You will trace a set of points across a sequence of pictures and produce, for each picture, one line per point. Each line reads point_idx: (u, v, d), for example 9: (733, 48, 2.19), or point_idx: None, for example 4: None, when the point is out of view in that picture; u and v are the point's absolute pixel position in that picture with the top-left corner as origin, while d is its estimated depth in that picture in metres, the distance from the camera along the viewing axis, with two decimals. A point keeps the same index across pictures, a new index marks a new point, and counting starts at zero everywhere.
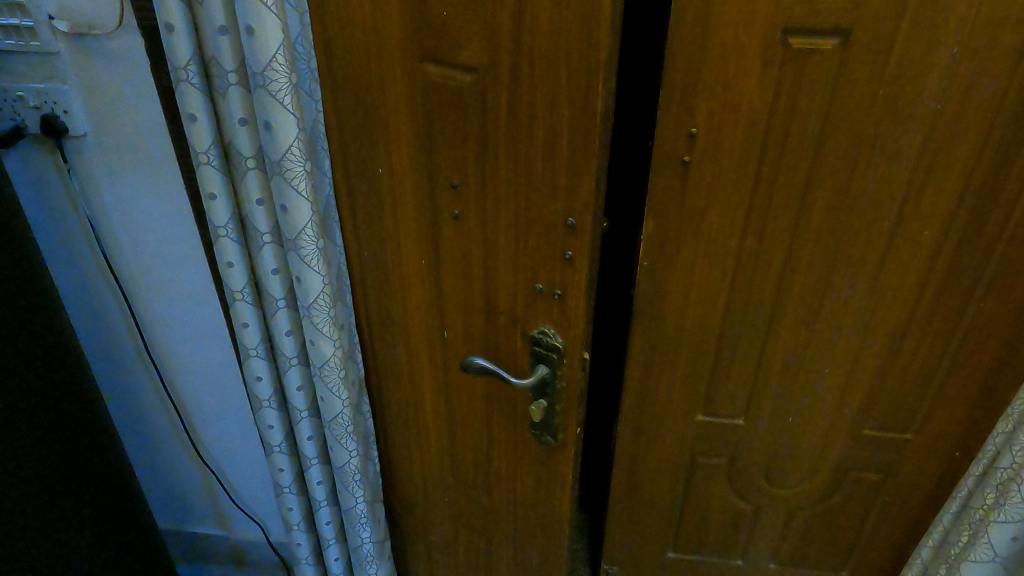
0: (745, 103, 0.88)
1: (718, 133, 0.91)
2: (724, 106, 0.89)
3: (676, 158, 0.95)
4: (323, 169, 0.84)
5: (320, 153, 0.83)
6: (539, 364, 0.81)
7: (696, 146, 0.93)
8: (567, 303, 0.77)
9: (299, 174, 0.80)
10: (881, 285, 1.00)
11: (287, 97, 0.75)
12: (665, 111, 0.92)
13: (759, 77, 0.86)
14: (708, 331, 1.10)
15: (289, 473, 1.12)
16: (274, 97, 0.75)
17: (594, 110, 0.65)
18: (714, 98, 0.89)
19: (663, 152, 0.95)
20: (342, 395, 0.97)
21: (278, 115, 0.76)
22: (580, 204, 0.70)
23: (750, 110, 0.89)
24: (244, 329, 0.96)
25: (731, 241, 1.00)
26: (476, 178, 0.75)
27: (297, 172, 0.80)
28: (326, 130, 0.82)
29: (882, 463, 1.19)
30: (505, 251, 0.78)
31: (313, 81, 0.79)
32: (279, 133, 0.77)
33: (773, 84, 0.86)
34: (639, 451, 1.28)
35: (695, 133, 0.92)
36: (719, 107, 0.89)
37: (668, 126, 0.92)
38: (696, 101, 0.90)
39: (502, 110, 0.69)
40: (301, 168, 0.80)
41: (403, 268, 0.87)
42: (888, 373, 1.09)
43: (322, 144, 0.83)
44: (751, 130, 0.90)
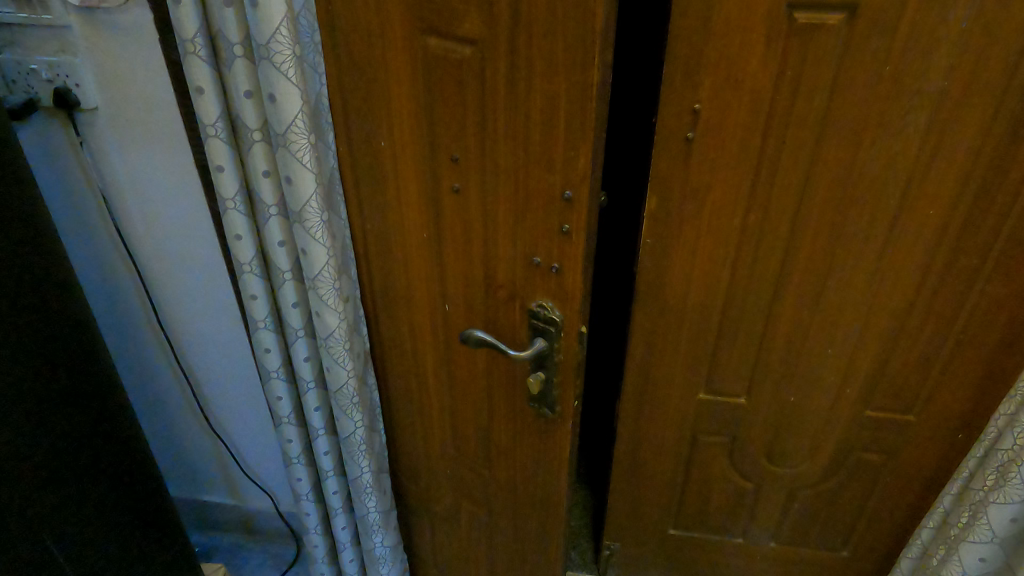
0: (749, 79, 0.88)
1: (721, 109, 0.91)
2: (727, 84, 0.89)
3: (678, 135, 0.95)
4: (329, 143, 0.86)
5: (326, 127, 0.84)
6: (537, 337, 0.82)
7: (700, 122, 0.93)
8: (564, 277, 0.77)
9: (304, 147, 0.81)
10: (885, 265, 1.00)
11: (290, 69, 0.76)
12: (668, 87, 0.91)
13: (763, 54, 0.86)
14: (710, 310, 1.10)
15: (298, 443, 1.14)
16: (278, 69, 0.76)
17: (591, 84, 0.65)
18: (717, 74, 0.89)
19: (666, 128, 0.95)
20: (347, 366, 0.99)
21: (281, 87, 0.77)
22: (577, 178, 0.71)
23: (754, 87, 0.88)
24: (252, 300, 0.98)
25: (733, 219, 1.00)
26: (476, 152, 0.76)
27: (301, 145, 0.81)
28: (330, 103, 0.83)
29: (883, 444, 1.19)
30: (504, 224, 0.78)
31: (317, 54, 0.80)
32: (283, 105, 0.78)
33: (776, 60, 0.86)
34: (641, 428, 1.29)
35: (699, 109, 0.92)
36: (723, 84, 0.89)
37: (672, 103, 0.92)
38: (699, 78, 0.89)
39: (501, 84, 0.69)
40: (306, 141, 0.81)
41: (406, 241, 0.89)
42: (890, 355, 1.09)
43: (327, 118, 0.84)
44: (754, 107, 0.90)
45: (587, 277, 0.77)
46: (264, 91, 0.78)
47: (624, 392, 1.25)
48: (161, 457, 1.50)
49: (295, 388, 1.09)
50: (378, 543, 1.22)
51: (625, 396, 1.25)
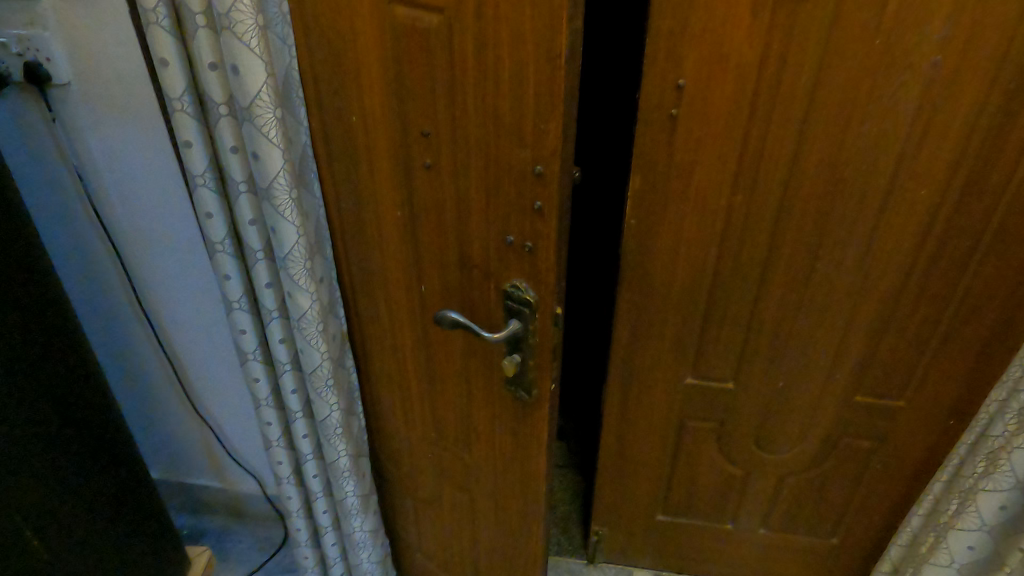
0: (734, 53, 0.84)
1: (705, 85, 0.88)
2: (713, 58, 0.85)
3: (663, 111, 0.91)
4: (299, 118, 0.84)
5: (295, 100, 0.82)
6: (511, 319, 0.80)
7: (684, 98, 0.89)
8: (538, 257, 0.75)
9: (270, 122, 0.79)
10: (875, 247, 0.97)
11: (253, 39, 0.74)
12: (651, 62, 0.88)
13: (749, 26, 0.82)
14: (697, 292, 1.08)
15: (277, 426, 1.13)
16: (240, 39, 0.74)
17: (558, 53, 0.62)
18: (702, 48, 0.85)
19: (650, 104, 0.91)
20: (321, 347, 0.97)
21: (245, 59, 0.75)
22: (548, 153, 0.68)
23: (740, 61, 0.85)
24: (226, 280, 0.96)
25: (719, 199, 0.97)
26: (446, 126, 0.73)
27: (267, 119, 0.79)
28: (299, 76, 0.81)
29: (873, 430, 1.17)
30: (476, 201, 0.76)
31: (284, 25, 0.77)
32: (247, 77, 0.76)
33: (763, 33, 0.82)
34: (628, 413, 1.27)
35: (682, 85, 0.88)
36: (707, 58, 0.86)
37: (655, 79, 0.89)
38: (683, 51, 0.86)
39: (468, 53, 0.66)
40: (272, 115, 0.79)
41: (380, 219, 0.87)
42: (881, 339, 1.06)
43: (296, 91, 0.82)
44: (740, 83, 0.87)
45: (561, 256, 0.75)
46: (228, 63, 0.76)
47: (610, 377, 1.23)
48: (147, 440, 1.50)
49: (272, 371, 1.07)
50: (358, 527, 1.21)
51: (611, 381, 1.23)
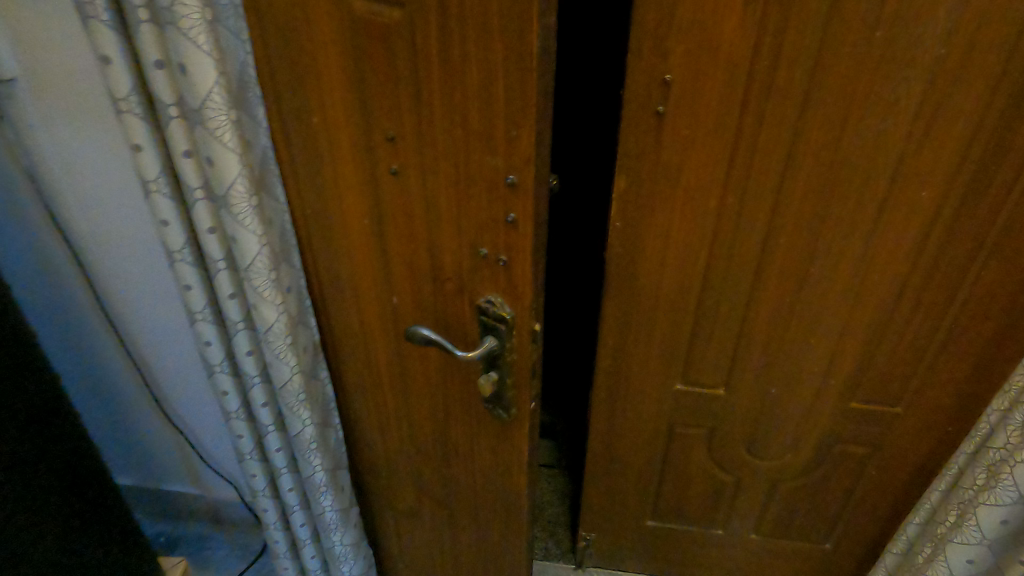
0: (725, 46, 0.78)
1: (693, 81, 0.82)
2: (701, 52, 0.79)
3: (648, 109, 0.85)
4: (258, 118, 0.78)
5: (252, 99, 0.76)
6: (487, 336, 0.75)
7: (671, 94, 0.83)
8: (513, 271, 0.69)
9: (225, 124, 0.73)
10: (874, 249, 0.92)
11: (201, 35, 0.68)
12: (635, 56, 0.81)
13: (740, 19, 0.76)
14: (686, 297, 1.02)
15: (249, 439, 1.08)
16: (186, 36, 0.67)
17: (529, 52, 0.56)
18: (690, 41, 0.79)
19: (635, 101, 0.85)
20: (290, 361, 0.92)
21: (192, 57, 0.69)
22: (520, 162, 0.62)
23: (730, 56, 0.79)
24: (188, 291, 0.91)
25: (709, 201, 0.92)
26: (412, 130, 0.67)
27: (220, 121, 0.73)
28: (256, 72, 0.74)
29: (869, 437, 1.13)
30: (447, 210, 0.70)
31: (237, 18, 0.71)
32: (196, 77, 0.70)
33: (755, 25, 0.76)
34: (616, 419, 1.22)
35: (669, 81, 0.82)
36: (696, 51, 0.79)
37: (640, 74, 0.83)
38: (670, 45, 0.79)
39: (431, 52, 0.60)
40: (226, 118, 0.73)
41: (347, 227, 0.81)
42: (878, 345, 1.02)
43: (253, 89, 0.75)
44: (731, 79, 0.81)
45: (538, 270, 0.69)
46: (174, 60, 0.70)
47: (597, 383, 1.18)
48: (120, 446, 1.45)
49: (241, 383, 1.02)
50: (337, 542, 1.16)
51: (598, 387, 1.18)
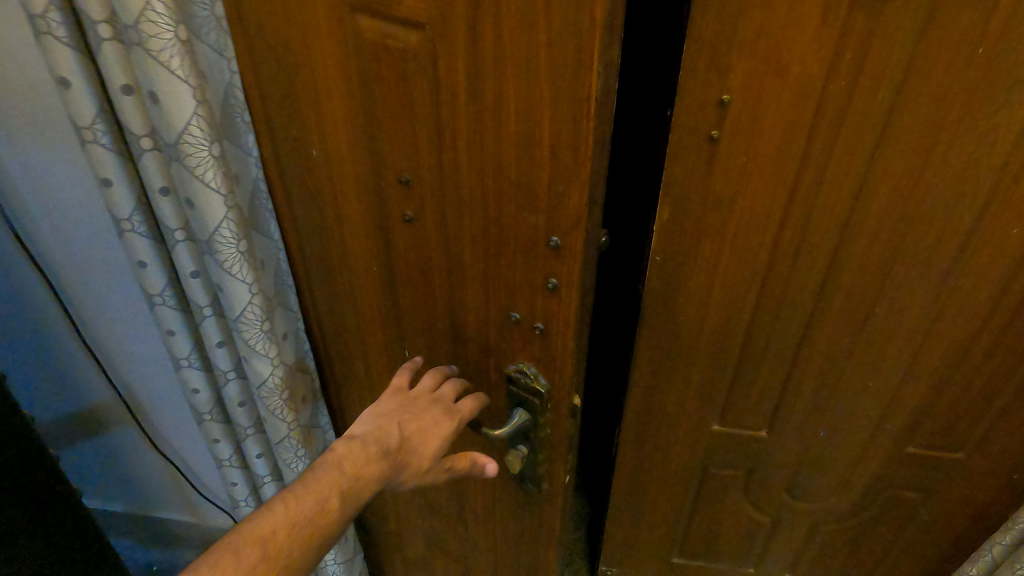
0: (796, 63, 0.66)
1: (755, 104, 0.70)
2: (766, 70, 0.68)
3: (700, 133, 0.74)
4: (247, 148, 0.66)
5: (239, 127, 0.65)
6: (517, 408, 0.66)
7: (727, 117, 0.72)
8: (550, 341, 0.59)
9: (207, 161, 0.62)
10: (950, 290, 0.80)
11: (174, 59, 0.56)
12: (689, 73, 0.70)
13: (816, 32, 0.64)
14: (731, 336, 0.91)
15: (244, 487, 0.98)
16: (157, 59, 0.56)
17: (585, 96, 0.45)
18: (755, 57, 0.67)
19: (686, 124, 0.73)
20: (287, 417, 0.82)
21: (166, 84, 0.57)
22: (566, 224, 0.51)
23: (801, 75, 0.67)
24: (170, 336, 0.80)
25: (764, 235, 0.80)
26: (433, 174, 0.56)
27: (201, 158, 0.61)
28: (244, 96, 0.63)
29: (923, 482, 1.02)
30: (473, 266, 0.60)
31: (221, 34, 0.60)
32: (170, 107, 0.58)
33: (833, 40, 0.65)
34: (645, 458, 1.12)
35: (726, 102, 0.70)
36: (760, 68, 0.68)
37: (692, 95, 0.71)
38: (731, 61, 0.68)
39: (459, 86, 0.49)
40: (209, 154, 0.61)
41: (354, 273, 0.71)
42: (944, 391, 0.90)
43: (239, 115, 0.64)
44: (799, 102, 0.69)
45: (580, 339, 0.59)
46: (143, 87, 0.58)
47: (626, 422, 1.07)
48: (108, 471, 1.36)
49: (233, 432, 0.91)
50: None
51: (627, 426, 1.07)
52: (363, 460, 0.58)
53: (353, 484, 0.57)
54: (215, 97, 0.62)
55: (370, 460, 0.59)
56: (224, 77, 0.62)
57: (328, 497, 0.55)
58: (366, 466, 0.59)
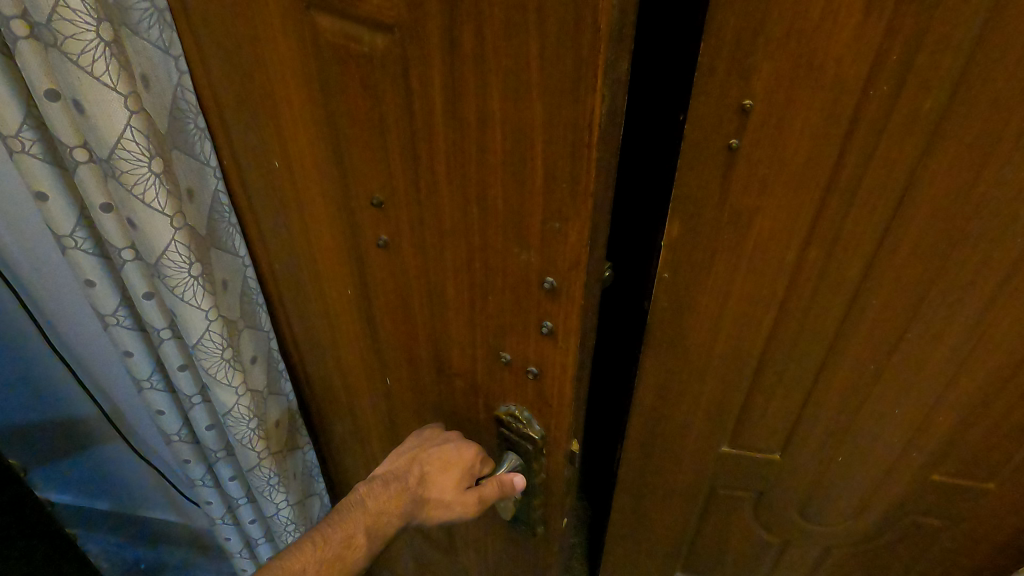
0: (831, 65, 0.57)
1: (782, 111, 0.61)
2: (796, 74, 0.58)
3: (718, 141, 0.64)
4: (203, 157, 0.63)
5: (191, 135, 0.61)
6: (508, 451, 0.62)
7: (749, 125, 0.62)
8: (545, 385, 0.55)
9: (147, 178, 0.59)
10: (992, 316, 0.71)
11: (99, 63, 0.53)
12: (706, 73, 0.60)
13: (857, 32, 0.55)
14: (743, 362, 0.82)
15: (219, 506, 0.96)
16: (82, 69, 0.53)
17: (587, 123, 0.40)
18: (784, 58, 0.58)
19: (701, 131, 0.64)
20: (256, 447, 0.82)
21: (92, 93, 0.54)
22: (563, 264, 0.47)
23: (837, 79, 0.58)
24: (129, 357, 0.78)
25: (785, 254, 0.70)
26: (409, 200, 0.51)
27: (139, 175, 0.59)
28: (196, 100, 0.60)
29: (948, 510, 0.95)
30: (457, 300, 0.55)
31: (167, 37, 0.56)
32: (100, 118, 0.56)
33: (877, 41, 0.55)
34: (646, 479, 1.04)
35: (749, 107, 0.61)
36: (789, 70, 0.58)
37: (709, 98, 0.62)
38: (756, 62, 0.59)
39: (435, 104, 0.44)
40: (149, 170, 0.59)
41: (332, 295, 0.66)
42: (977, 420, 0.82)
43: (190, 121, 0.61)
44: (832, 111, 0.59)
45: (578, 384, 0.55)
46: (68, 95, 0.55)
47: (627, 444, 0.99)
48: (82, 467, 1.32)
49: (203, 452, 0.89)
50: None
51: (627, 449, 0.99)
52: (384, 498, 0.61)
53: (373, 521, 0.60)
54: (162, 103, 0.59)
55: (388, 497, 0.61)
56: (172, 78, 0.58)
57: (352, 535, 0.59)
58: (385, 504, 0.61)
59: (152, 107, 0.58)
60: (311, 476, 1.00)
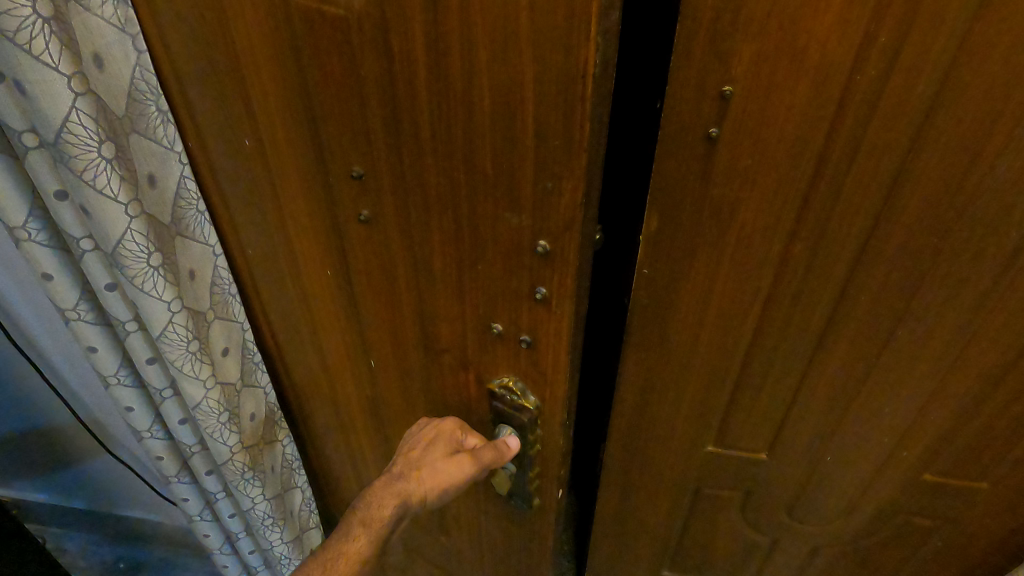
0: (814, 49, 0.55)
1: (762, 99, 0.59)
2: (774, 57, 0.56)
3: (696, 131, 0.62)
4: (166, 142, 0.65)
5: (151, 118, 0.63)
6: (501, 424, 0.68)
7: (728, 114, 0.60)
8: (537, 352, 0.61)
9: (96, 164, 0.61)
10: (985, 315, 0.69)
11: (39, 42, 0.54)
12: (683, 58, 0.58)
13: (840, 19, 0.53)
14: (727, 360, 0.81)
15: (197, 503, 0.95)
16: (24, 50, 0.54)
17: (580, 75, 0.44)
18: (763, 43, 0.56)
19: (678, 120, 0.62)
20: (228, 438, 0.84)
21: (33, 75, 0.56)
22: (555, 228, 0.52)
23: (819, 65, 0.55)
24: (93, 352, 0.78)
25: (768, 249, 0.69)
26: (392, 170, 0.56)
27: (90, 160, 0.61)
28: (153, 82, 0.62)
29: (939, 509, 0.94)
30: (446, 273, 0.60)
31: (125, 17, 0.58)
32: (43, 99, 0.57)
33: (861, 28, 0.53)
34: (630, 478, 1.02)
35: (728, 94, 0.59)
36: (770, 54, 0.56)
37: (686, 86, 0.60)
38: (733, 47, 0.57)
39: (420, 74, 0.49)
40: (97, 156, 0.61)
41: (309, 268, 0.70)
42: (969, 420, 0.81)
43: (150, 102, 0.62)
44: (816, 99, 0.57)
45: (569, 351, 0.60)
46: (9, 77, 0.56)
47: (610, 441, 0.98)
48: (57, 464, 1.31)
49: (177, 448, 0.89)
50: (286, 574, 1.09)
51: (611, 448, 0.99)
52: (384, 483, 0.68)
53: (376, 504, 0.67)
54: (116, 85, 0.60)
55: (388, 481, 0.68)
56: (129, 58, 0.59)
57: (361, 521, 0.66)
58: (388, 488, 0.68)
59: (104, 90, 0.60)
60: (292, 472, 1.00)
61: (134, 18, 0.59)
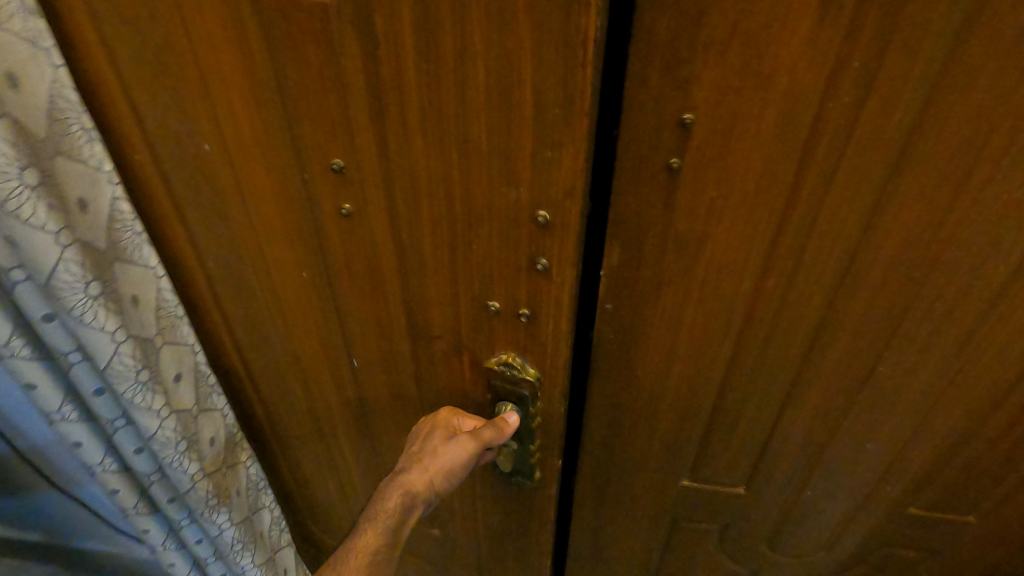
0: (782, 73, 0.53)
1: (724, 126, 0.57)
2: (736, 84, 0.55)
3: (657, 159, 0.61)
4: (93, 162, 0.63)
5: (76, 138, 0.61)
6: (503, 401, 0.72)
7: (690, 140, 0.59)
8: (537, 325, 0.64)
9: (18, 192, 0.57)
10: (972, 347, 0.69)
11: None
12: (639, 83, 0.57)
13: (811, 48, 0.52)
14: (700, 392, 0.80)
15: (160, 530, 0.93)
16: None
17: (582, 39, 0.46)
18: (725, 68, 0.54)
19: (639, 145, 0.61)
20: (189, 467, 0.80)
21: None
22: (557, 194, 0.55)
23: (789, 91, 0.54)
24: (31, 387, 0.76)
25: (739, 282, 0.68)
26: (376, 154, 0.58)
27: (12, 188, 0.57)
28: (76, 100, 0.60)
29: (926, 541, 0.92)
30: (439, 254, 0.63)
31: (41, 33, 0.56)
32: None
33: (833, 57, 0.52)
34: (606, 510, 1.00)
35: (689, 121, 0.58)
36: (734, 79, 0.55)
37: (646, 111, 0.59)
38: (695, 73, 0.55)
39: (409, 57, 0.51)
40: (19, 183, 0.57)
41: (284, 266, 0.71)
42: (957, 452, 0.80)
43: (73, 120, 0.61)
44: (784, 129, 0.56)
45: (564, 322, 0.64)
46: None
47: (582, 473, 0.96)
48: None
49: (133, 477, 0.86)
50: None
51: (582, 480, 0.96)
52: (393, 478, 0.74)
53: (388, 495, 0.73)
54: (37, 107, 0.58)
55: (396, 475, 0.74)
56: (47, 75, 0.57)
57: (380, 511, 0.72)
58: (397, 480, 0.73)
59: (22, 113, 0.57)
60: (257, 491, 0.98)
61: (47, 32, 0.57)
